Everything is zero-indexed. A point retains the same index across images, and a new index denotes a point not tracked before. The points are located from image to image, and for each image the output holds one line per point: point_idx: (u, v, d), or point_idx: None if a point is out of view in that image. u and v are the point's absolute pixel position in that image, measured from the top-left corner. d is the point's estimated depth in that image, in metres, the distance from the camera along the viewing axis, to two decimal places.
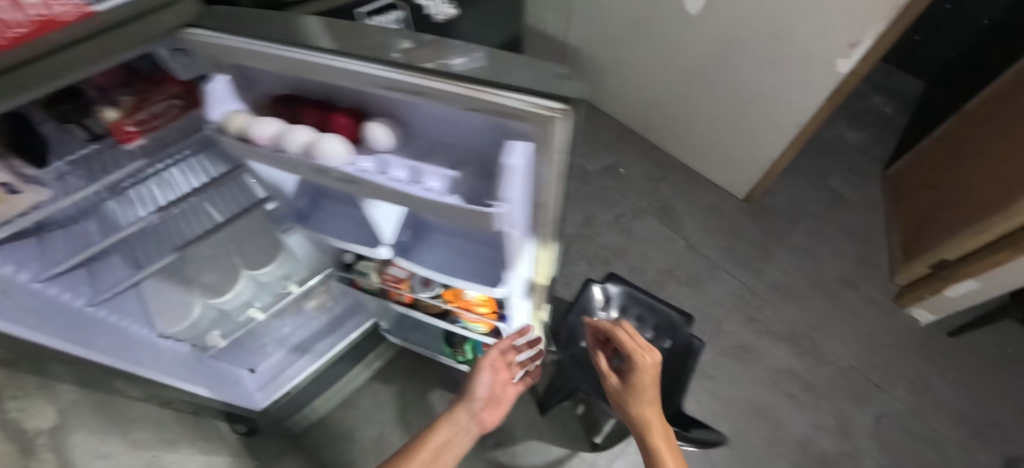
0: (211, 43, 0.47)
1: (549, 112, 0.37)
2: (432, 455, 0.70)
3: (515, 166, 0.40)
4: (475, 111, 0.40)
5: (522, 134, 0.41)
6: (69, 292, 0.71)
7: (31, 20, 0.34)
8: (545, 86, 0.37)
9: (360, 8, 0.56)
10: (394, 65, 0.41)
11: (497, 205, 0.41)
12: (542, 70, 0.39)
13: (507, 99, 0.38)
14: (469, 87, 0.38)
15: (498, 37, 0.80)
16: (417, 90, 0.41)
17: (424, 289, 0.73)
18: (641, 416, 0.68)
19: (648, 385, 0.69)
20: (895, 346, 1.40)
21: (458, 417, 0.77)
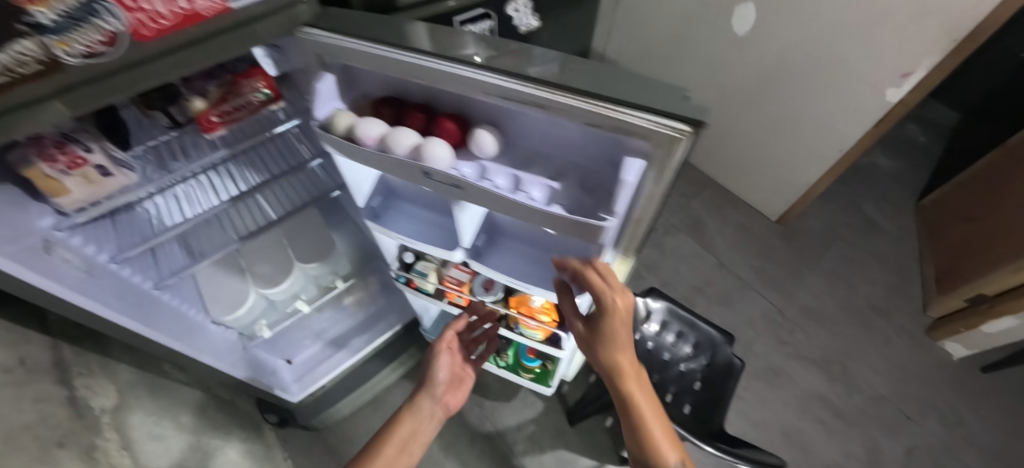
0: (322, 42, 0.48)
1: (675, 133, 0.37)
2: (399, 448, 0.66)
3: (629, 183, 0.40)
4: (593, 126, 0.41)
5: (637, 151, 0.41)
6: (140, 275, 0.72)
7: (176, 13, 0.38)
8: (673, 106, 0.37)
9: (455, 17, 0.57)
10: (514, 75, 0.41)
11: (606, 219, 0.42)
12: (666, 90, 0.39)
13: (631, 116, 0.38)
14: (591, 102, 0.39)
15: (571, 50, 0.80)
16: (535, 101, 0.42)
17: (485, 293, 0.76)
18: (615, 364, 0.58)
19: (618, 328, 0.57)
20: (930, 377, 1.37)
21: (420, 407, 0.74)
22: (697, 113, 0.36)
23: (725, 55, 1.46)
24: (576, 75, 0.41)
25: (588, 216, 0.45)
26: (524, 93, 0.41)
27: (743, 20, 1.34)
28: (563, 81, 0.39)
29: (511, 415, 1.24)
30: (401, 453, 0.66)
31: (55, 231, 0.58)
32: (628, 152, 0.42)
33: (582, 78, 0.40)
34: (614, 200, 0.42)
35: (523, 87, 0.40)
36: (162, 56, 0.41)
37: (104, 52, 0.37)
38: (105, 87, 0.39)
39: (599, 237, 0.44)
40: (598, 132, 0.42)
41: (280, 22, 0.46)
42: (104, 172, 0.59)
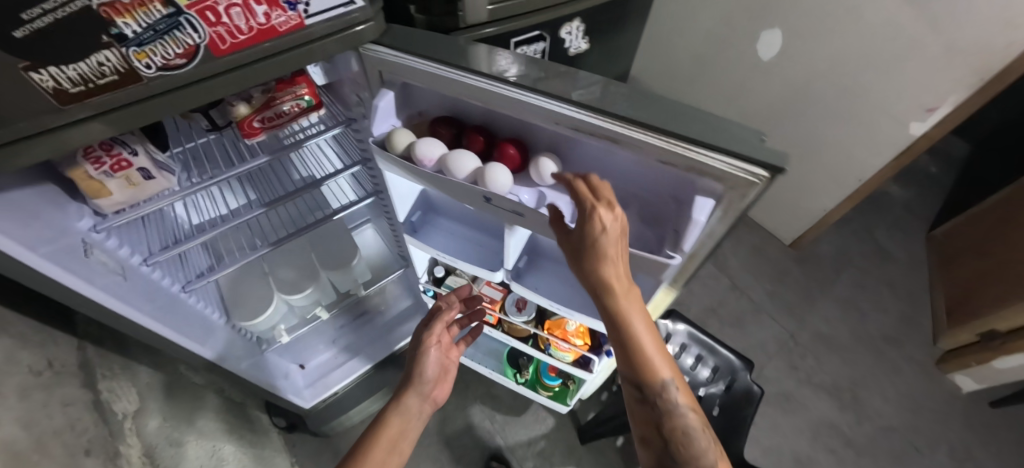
0: (387, 60, 0.48)
1: (752, 177, 0.36)
2: (388, 448, 0.62)
3: (699, 223, 0.40)
4: (667, 164, 0.40)
5: (709, 191, 0.40)
6: (169, 278, 0.71)
7: (252, 27, 0.36)
8: (756, 150, 0.36)
9: (512, 38, 0.57)
10: (588, 107, 0.40)
11: (672, 257, 0.41)
12: (746, 131, 0.38)
13: (710, 158, 0.37)
14: (668, 141, 0.38)
15: (610, 72, 0.80)
16: (608, 135, 0.41)
17: (517, 314, 0.77)
18: (608, 288, 0.44)
19: (611, 243, 0.41)
20: (942, 411, 1.37)
21: (407, 405, 0.69)
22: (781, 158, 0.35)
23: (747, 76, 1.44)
24: (651, 109, 0.40)
25: (650, 252, 0.45)
26: (597, 126, 0.40)
27: (769, 45, 1.32)
28: (640, 118, 0.38)
29: (521, 430, 1.23)
30: (389, 454, 0.61)
31: (93, 232, 0.57)
32: (697, 191, 0.41)
33: (658, 112, 0.39)
34: (681, 238, 0.42)
35: (595, 119, 0.40)
36: (231, 71, 0.39)
37: (180, 65, 0.35)
38: (175, 100, 0.38)
39: (660, 271, 0.44)
40: (669, 169, 0.41)
41: (347, 41, 0.44)
42: (145, 176, 0.57)
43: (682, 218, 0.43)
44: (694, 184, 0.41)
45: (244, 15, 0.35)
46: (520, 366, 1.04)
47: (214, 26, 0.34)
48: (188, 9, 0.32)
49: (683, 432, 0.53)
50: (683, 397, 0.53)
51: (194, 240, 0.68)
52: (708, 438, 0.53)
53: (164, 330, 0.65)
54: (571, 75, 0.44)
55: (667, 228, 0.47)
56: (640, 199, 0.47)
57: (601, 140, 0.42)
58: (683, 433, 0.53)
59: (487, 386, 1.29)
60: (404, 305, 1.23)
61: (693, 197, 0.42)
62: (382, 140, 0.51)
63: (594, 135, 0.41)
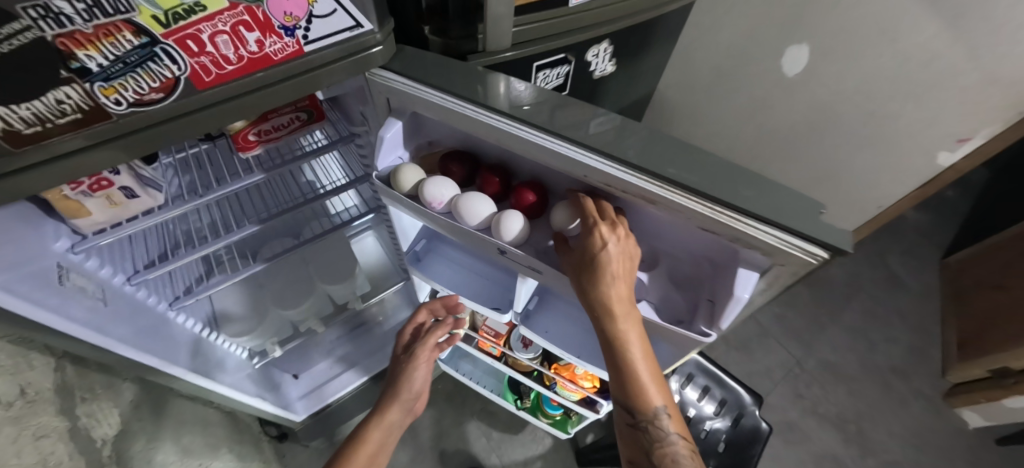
0: (396, 88, 0.43)
1: (810, 257, 0.32)
2: (369, 458, 0.67)
3: (742, 300, 0.35)
4: (709, 231, 0.36)
5: (752, 263, 0.35)
6: (154, 296, 0.68)
7: (241, 56, 0.32)
8: (813, 227, 0.32)
9: (536, 62, 0.52)
10: (623, 163, 0.36)
11: (709, 333, 0.37)
12: (802, 200, 0.34)
13: (762, 232, 0.33)
14: (713, 208, 0.33)
15: (632, 97, 0.75)
16: (644, 194, 0.36)
17: (523, 350, 0.74)
18: (602, 301, 0.38)
19: (609, 252, 0.37)
20: (949, 449, 1.31)
21: (390, 419, 0.72)
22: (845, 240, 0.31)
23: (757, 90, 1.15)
24: (695, 168, 0.35)
25: (680, 325, 0.40)
26: (632, 184, 0.36)
27: (796, 60, 1.04)
28: (683, 180, 0.34)
29: (518, 449, 1.20)
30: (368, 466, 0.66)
31: (70, 253, 0.52)
32: (739, 261, 0.37)
33: (702, 173, 0.35)
34: (718, 312, 0.37)
35: (629, 176, 0.35)
36: (218, 104, 0.34)
37: (155, 99, 0.30)
38: (152, 137, 0.33)
39: (691, 344, 0.40)
40: (711, 236, 0.36)
41: (350, 69, 0.39)
42: (128, 194, 0.52)
43: (719, 287, 0.38)
44: (736, 253, 0.37)
45: (232, 44, 0.30)
46: (521, 393, 1.00)
47: (196, 56, 0.29)
48: (166, 38, 0.28)
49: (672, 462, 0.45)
50: (677, 425, 0.45)
51: (183, 258, 0.63)
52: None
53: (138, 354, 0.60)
54: (600, 118, 0.39)
55: (701, 292, 0.42)
56: (672, 257, 0.43)
57: (635, 197, 0.38)
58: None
59: (485, 401, 1.26)
60: (402, 316, 1.20)
61: (734, 268, 0.37)
62: (386, 174, 0.47)
63: (628, 192, 0.37)
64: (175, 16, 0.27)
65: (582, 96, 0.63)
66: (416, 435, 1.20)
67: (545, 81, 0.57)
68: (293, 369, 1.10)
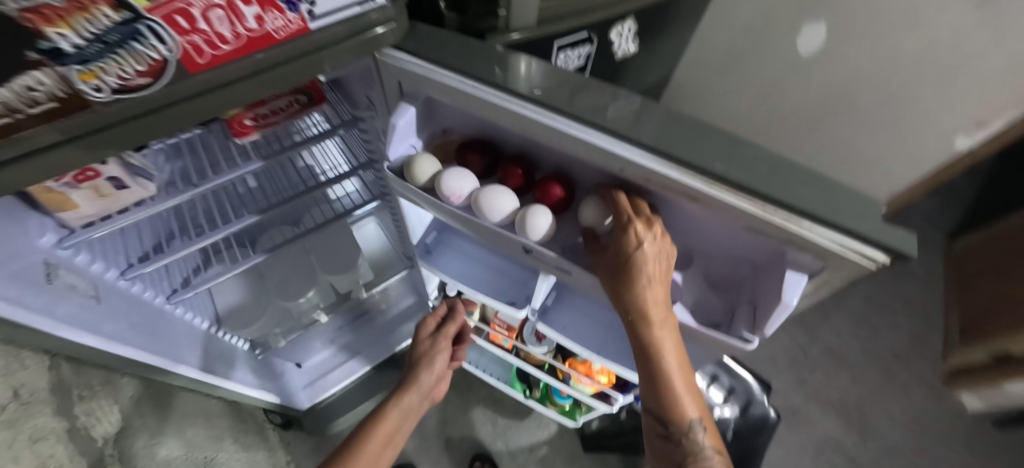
0: (409, 70, 0.39)
1: (869, 262, 0.30)
2: (385, 440, 0.68)
3: (790, 305, 0.32)
4: (755, 229, 0.33)
5: (800, 265, 0.33)
6: (151, 290, 0.65)
7: (239, 35, 0.28)
8: (876, 231, 0.29)
9: (556, 41, 0.47)
10: (666, 156, 0.33)
11: (748, 338, 0.36)
12: (860, 199, 0.31)
13: (818, 234, 0.30)
14: (765, 208, 0.31)
15: (651, 79, 0.70)
16: (687, 192, 0.33)
17: (536, 344, 0.72)
18: (643, 312, 0.37)
19: (652, 262, 0.36)
20: (945, 432, 1.31)
21: (409, 403, 0.74)
22: (911, 244, 0.28)
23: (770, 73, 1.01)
24: (745, 164, 0.32)
25: (717, 330, 0.39)
26: (672, 180, 0.33)
27: (813, 37, 0.91)
28: (732, 177, 0.31)
29: (524, 435, 1.20)
30: (384, 448, 0.68)
31: (58, 248, 0.49)
32: (787, 263, 0.34)
33: (752, 169, 0.31)
34: (761, 318, 0.35)
35: (670, 171, 0.32)
36: (212, 90, 0.30)
37: (142, 85, 0.27)
38: (139, 128, 0.29)
39: (728, 349, 0.38)
40: (758, 236, 0.34)
41: (360, 50, 0.35)
42: (116, 186, 0.48)
43: (763, 290, 0.36)
44: (783, 255, 0.34)
45: (228, 20, 0.26)
46: (530, 383, 1.01)
47: (187, 34, 0.25)
48: (151, 13, 0.23)
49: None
50: (711, 438, 0.46)
51: (179, 251, 0.60)
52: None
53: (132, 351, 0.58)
54: (639, 111, 0.36)
55: (739, 296, 0.40)
56: (705, 256, 0.41)
57: (675, 194, 0.35)
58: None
59: (490, 388, 1.25)
60: (407, 303, 1.16)
61: (781, 270, 0.35)
62: (399, 165, 0.44)
63: (668, 189, 0.34)
64: None
65: (602, 77, 0.59)
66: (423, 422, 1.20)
67: (565, 63, 0.52)
68: (296, 357, 1.08)
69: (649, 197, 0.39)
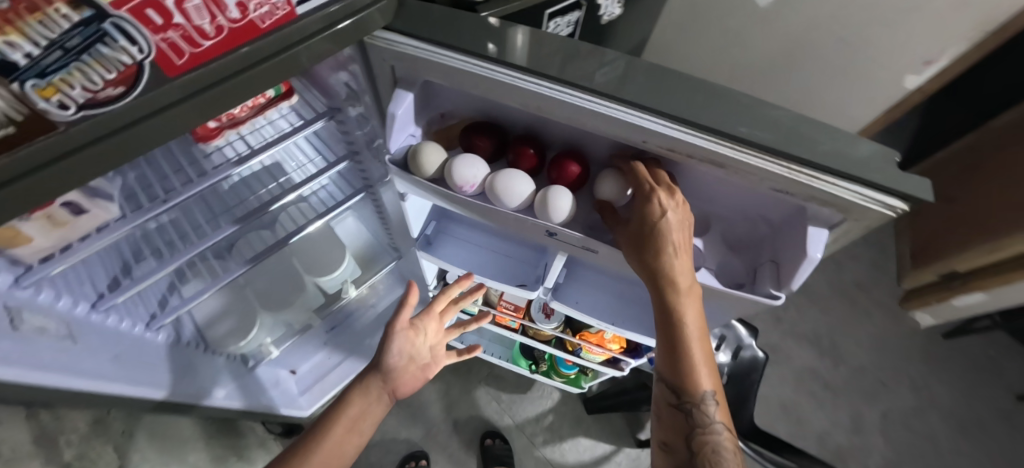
0: (405, 52, 0.37)
1: (887, 210, 0.33)
2: (347, 433, 0.58)
3: (814, 258, 0.36)
4: (781, 191, 0.36)
5: (820, 219, 0.37)
6: (127, 320, 0.58)
7: (221, 27, 0.24)
8: (890, 181, 0.33)
9: (548, 9, 0.44)
10: (693, 126, 0.34)
11: (775, 295, 0.39)
12: (870, 154, 0.35)
13: (842, 189, 0.33)
14: (791, 168, 0.34)
15: (630, 42, 0.68)
16: (719, 160, 0.35)
17: (545, 320, 0.74)
18: (669, 277, 0.37)
19: (676, 228, 0.37)
20: (904, 347, 1.41)
21: (369, 385, 0.63)
22: (926, 191, 0.32)
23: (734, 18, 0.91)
24: (763, 124, 0.35)
25: (743, 288, 0.42)
26: (700, 147, 0.35)
27: None
28: (758, 140, 0.33)
29: (528, 407, 1.22)
30: (348, 442, 0.57)
31: (16, 289, 0.40)
32: (808, 219, 0.38)
33: (774, 129, 0.35)
34: (788, 274, 0.38)
35: (697, 138, 0.34)
36: (191, 97, 0.26)
37: (114, 97, 0.23)
38: (109, 150, 0.24)
39: (756, 306, 0.41)
40: (782, 196, 0.37)
41: (349, 34, 0.32)
42: (74, 211, 0.42)
43: (786, 249, 0.40)
44: (804, 211, 0.38)
45: (207, 10, 0.23)
46: (535, 358, 1.02)
47: (163, 31, 0.22)
48: (120, 10, 0.21)
49: (713, 451, 0.44)
50: (723, 415, 0.45)
51: (152, 276, 0.53)
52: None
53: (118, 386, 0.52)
54: (630, 77, 0.36)
55: (759, 256, 0.44)
56: (721, 220, 0.46)
57: (700, 163, 0.37)
58: (713, 455, 0.44)
59: (490, 367, 1.25)
60: (397, 294, 1.12)
61: (803, 226, 0.38)
62: (400, 157, 0.43)
63: (694, 157, 0.37)
64: None
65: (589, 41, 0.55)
66: (426, 411, 1.18)
67: (554, 32, 0.49)
68: (289, 363, 1.02)
69: (667, 166, 0.41)
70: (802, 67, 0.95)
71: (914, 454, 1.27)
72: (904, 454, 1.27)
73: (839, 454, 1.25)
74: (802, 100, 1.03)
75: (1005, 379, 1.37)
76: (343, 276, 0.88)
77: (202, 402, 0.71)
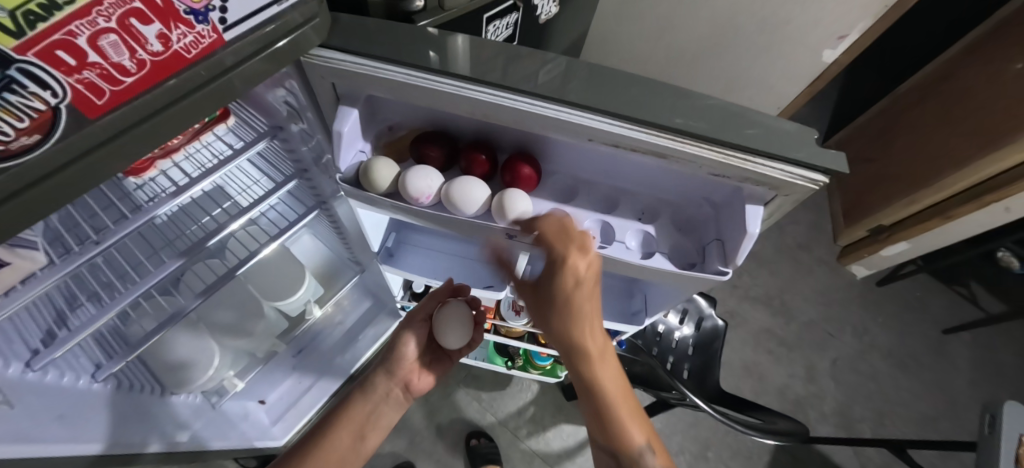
0: (345, 68, 0.37)
1: (812, 183, 0.37)
2: (354, 440, 0.58)
3: (754, 233, 0.40)
4: (719, 174, 0.39)
5: (754, 196, 0.41)
6: (69, 374, 0.54)
7: (141, 63, 0.23)
8: (810, 158, 0.37)
9: (485, 13, 0.45)
10: (635, 121, 0.37)
11: (721, 270, 0.43)
12: (792, 134, 0.38)
13: (770, 168, 0.37)
14: (725, 153, 0.37)
15: (570, 36, 0.70)
16: (661, 150, 0.38)
17: (516, 317, 0.77)
18: (577, 344, 0.40)
19: (585, 299, 0.39)
20: (844, 298, 1.56)
21: (373, 386, 0.64)
22: (838, 164, 0.37)
23: (663, 5, 0.95)
24: (695, 113, 0.38)
25: (695, 267, 0.46)
26: (642, 140, 0.37)
27: None
28: (694, 130, 0.36)
29: (509, 402, 1.24)
30: (355, 447, 0.57)
31: None
32: (744, 198, 0.42)
33: (705, 118, 0.38)
34: (732, 251, 0.42)
35: (638, 133, 0.37)
36: (114, 137, 0.25)
37: (28, 147, 0.21)
38: (29, 205, 0.23)
39: (706, 283, 0.45)
40: (720, 179, 0.41)
41: (286, 53, 0.32)
42: None
43: (728, 227, 0.44)
44: (740, 191, 0.42)
45: (124, 47, 0.22)
46: (510, 354, 1.04)
47: (78, 72, 0.21)
48: (27, 54, 0.19)
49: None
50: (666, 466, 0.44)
51: (92, 324, 0.49)
52: None
53: (70, 447, 0.47)
54: (569, 76, 0.38)
55: (705, 236, 0.48)
56: (669, 205, 0.49)
57: (643, 153, 0.40)
58: None
59: (467, 368, 1.26)
60: (364, 307, 1.10)
61: (741, 204, 0.42)
62: (351, 174, 0.43)
63: (638, 150, 0.39)
64: (30, 16, 0.18)
65: (529, 40, 0.57)
66: (409, 421, 1.17)
67: (494, 35, 0.50)
68: (257, 393, 0.97)
69: (614, 158, 0.44)
70: (730, 48, 1.01)
71: (860, 393, 1.41)
72: (852, 394, 1.40)
73: (798, 402, 1.37)
74: (733, 80, 1.10)
75: (930, 316, 1.54)
76: (304, 297, 0.84)
77: (146, 450, 0.61)
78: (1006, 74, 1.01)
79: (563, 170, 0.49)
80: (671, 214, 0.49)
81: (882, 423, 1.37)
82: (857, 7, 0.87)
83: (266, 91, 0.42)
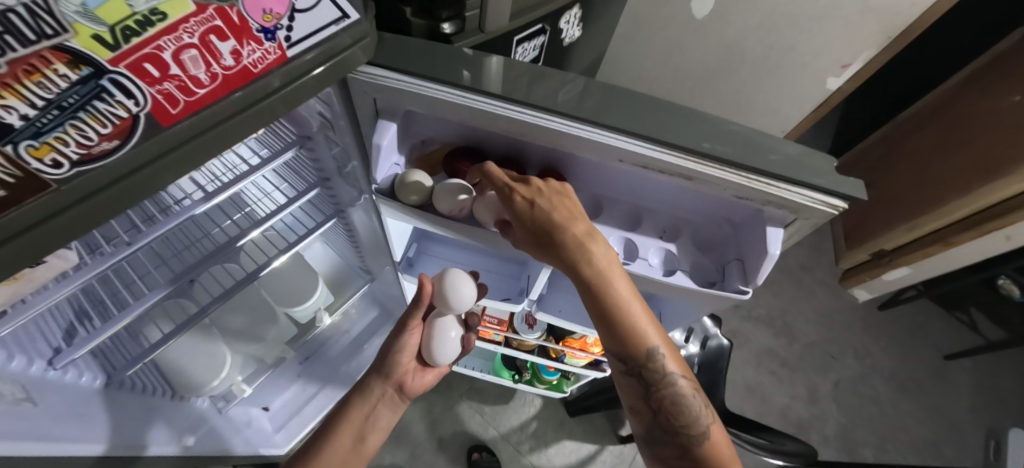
0: (383, 85, 0.39)
1: (831, 208, 0.39)
2: (353, 443, 0.59)
3: (774, 255, 0.41)
4: (742, 196, 0.41)
5: (775, 220, 0.42)
6: (87, 374, 0.54)
7: (214, 77, 0.25)
8: (831, 185, 0.38)
9: (515, 36, 0.46)
10: (663, 144, 0.38)
11: (741, 290, 0.44)
12: (811, 160, 0.40)
13: (794, 192, 0.38)
14: (750, 178, 0.38)
15: (587, 57, 0.72)
16: (687, 172, 0.39)
17: (529, 330, 0.78)
18: (577, 258, 0.40)
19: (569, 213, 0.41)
20: (846, 320, 1.56)
21: (370, 388, 0.64)
22: (859, 191, 0.38)
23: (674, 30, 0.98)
24: (722, 140, 0.39)
25: (714, 286, 0.46)
26: (669, 163, 0.39)
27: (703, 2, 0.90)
28: (717, 153, 0.38)
29: (512, 416, 1.22)
30: (355, 450, 0.58)
31: None
32: (765, 220, 0.43)
33: (731, 143, 0.39)
34: (752, 271, 0.43)
35: (666, 156, 0.38)
36: (181, 145, 0.26)
37: (107, 151, 0.23)
38: (100, 207, 0.24)
39: (725, 301, 0.46)
40: (743, 201, 0.42)
41: (330, 74, 0.33)
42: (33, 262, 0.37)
43: (748, 248, 0.45)
44: (761, 213, 0.44)
45: (202, 60, 0.25)
46: (517, 367, 1.04)
47: (159, 83, 0.23)
48: (118, 66, 0.22)
49: (674, 402, 0.46)
50: (676, 364, 0.45)
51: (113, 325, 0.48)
52: (705, 404, 0.46)
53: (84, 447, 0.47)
54: (588, 96, 0.40)
55: (725, 256, 0.49)
56: (691, 226, 0.50)
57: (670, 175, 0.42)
58: (675, 404, 0.46)
59: (470, 380, 1.25)
60: (370, 318, 1.10)
61: (762, 226, 0.43)
62: (386, 185, 0.45)
63: (665, 171, 0.40)
64: (126, 31, 0.22)
65: (552, 62, 0.59)
66: (410, 433, 1.16)
67: (522, 57, 0.52)
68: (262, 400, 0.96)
69: (639, 178, 0.45)
70: (737, 73, 1.04)
71: (862, 417, 1.40)
72: (853, 417, 1.40)
73: (800, 425, 1.36)
74: (740, 104, 1.14)
75: (931, 341, 1.54)
76: (317, 304, 0.84)
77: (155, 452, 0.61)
78: (1005, 106, 1.04)
79: (588, 187, 0.50)
80: (691, 234, 0.50)
81: (883, 448, 1.36)
82: (860, 36, 0.90)
83: (302, 104, 0.43)
